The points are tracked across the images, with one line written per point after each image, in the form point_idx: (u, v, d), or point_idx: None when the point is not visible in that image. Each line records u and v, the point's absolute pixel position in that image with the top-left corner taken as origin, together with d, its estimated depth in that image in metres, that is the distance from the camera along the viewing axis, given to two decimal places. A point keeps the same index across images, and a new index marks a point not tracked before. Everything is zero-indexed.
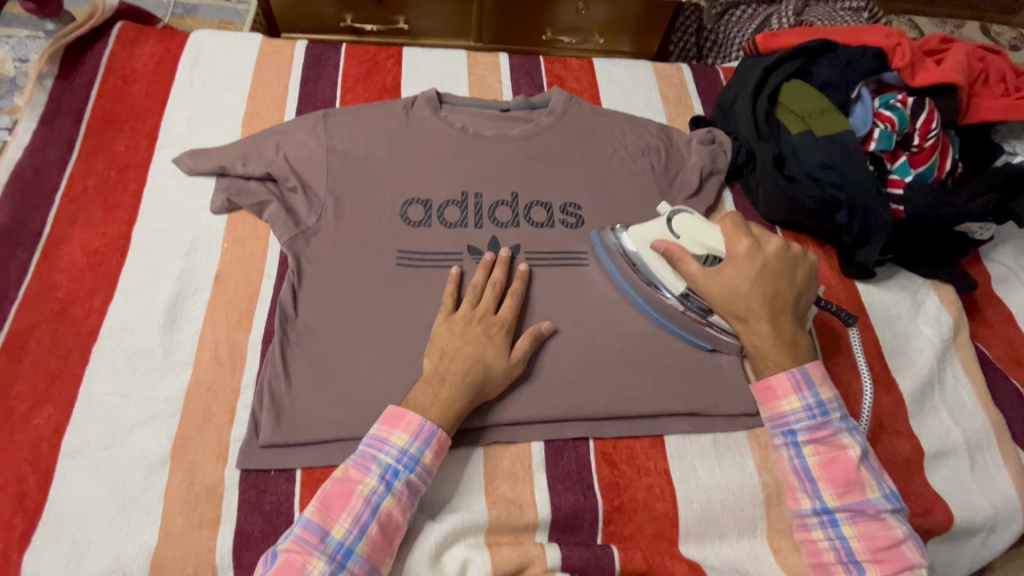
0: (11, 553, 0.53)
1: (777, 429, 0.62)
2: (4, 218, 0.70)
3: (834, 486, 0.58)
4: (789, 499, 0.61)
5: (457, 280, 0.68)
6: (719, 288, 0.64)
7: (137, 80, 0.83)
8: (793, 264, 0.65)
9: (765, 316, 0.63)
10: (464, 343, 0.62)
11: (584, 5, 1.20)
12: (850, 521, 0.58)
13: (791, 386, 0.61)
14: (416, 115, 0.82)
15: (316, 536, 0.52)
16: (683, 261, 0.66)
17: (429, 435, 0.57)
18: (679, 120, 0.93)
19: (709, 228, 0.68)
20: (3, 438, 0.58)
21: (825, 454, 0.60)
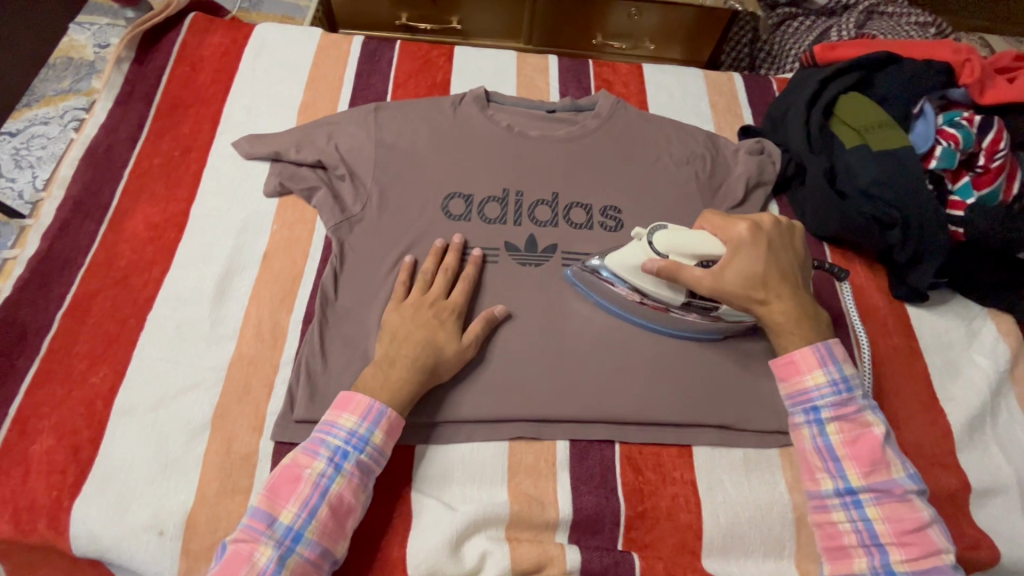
0: (64, 500, 0.57)
1: (798, 407, 0.61)
2: (78, 189, 0.76)
3: (860, 465, 0.57)
4: (809, 480, 0.59)
5: (410, 270, 0.69)
6: (735, 274, 0.62)
7: (204, 67, 0.88)
8: (791, 237, 0.66)
9: (784, 293, 0.62)
10: (414, 327, 0.63)
11: (637, 11, 1.18)
12: (874, 502, 0.56)
13: (816, 360, 0.60)
14: (463, 112, 0.83)
15: (264, 522, 0.52)
16: (682, 270, 0.63)
17: (378, 415, 0.58)
18: (728, 129, 0.92)
19: (686, 234, 0.64)
20: (62, 392, 0.62)
21: (850, 432, 0.58)
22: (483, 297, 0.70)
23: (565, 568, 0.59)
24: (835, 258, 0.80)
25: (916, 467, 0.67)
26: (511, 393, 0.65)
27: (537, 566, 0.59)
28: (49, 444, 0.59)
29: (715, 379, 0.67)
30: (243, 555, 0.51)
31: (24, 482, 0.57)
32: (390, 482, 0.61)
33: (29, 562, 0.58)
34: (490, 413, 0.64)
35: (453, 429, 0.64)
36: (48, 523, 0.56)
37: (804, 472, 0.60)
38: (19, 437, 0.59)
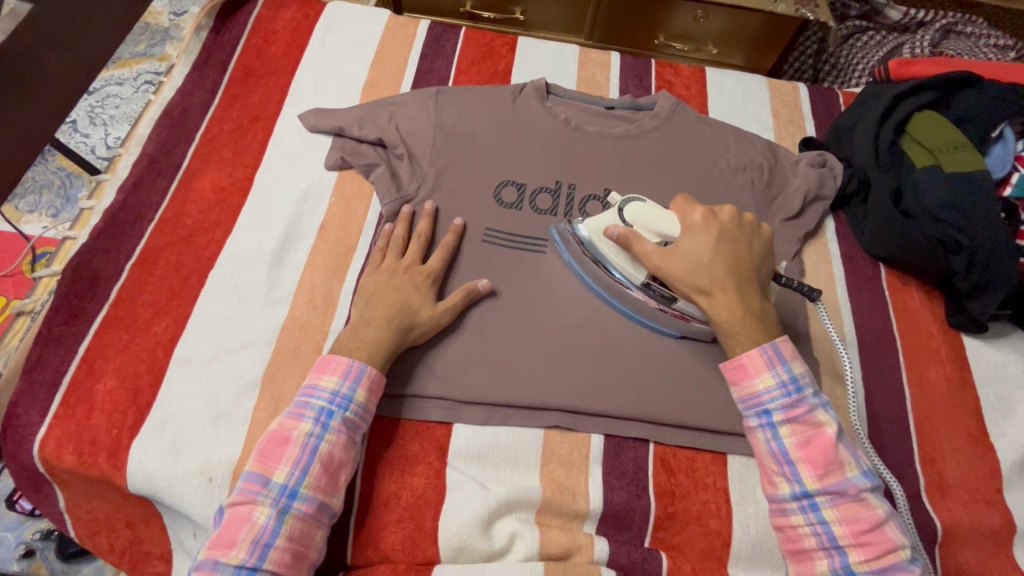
0: (124, 438, 0.60)
1: (751, 412, 0.58)
2: (153, 147, 0.79)
3: (814, 468, 0.55)
4: (767, 484, 0.58)
5: (385, 237, 0.72)
6: (682, 259, 0.62)
7: (277, 40, 0.91)
8: (750, 233, 0.65)
9: (730, 287, 0.61)
10: (388, 289, 0.66)
11: (703, 14, 1.17)
12: (831, 504, 0.54)
13: (764, 363, 0.58)
14: (523, 102, 0.84)
15: (259, 483, 0.54)
16: (637, 242, 0.64)
17: (359, 373, 0.60)
18: (789, 140, 0.90)
19: (662, 213, 0.66)
20: (127, 338, 0.65)
21: (802, 434, 0.56)
22: (530, 286, 0.71)
23: (592, 559, 0.59)
24: (890, 281, 0.79)
25: (959, 501, 0.65)
26: (551, 382, 0.65)
27: (565, 554, 0.59)
28: (113, 385, 0.62)
29: None
30: (242, 517, 0.53)
31: (87, 417, 0.61)
32: (426, 456, 0.63)
33: (85, 493, 0.62)
34: (529, 400, 0.64)
35: (489, 412, 0.65)
36: (108, 459, 0.59)
37: (763, 476, 0.59)
38: (85, 375, 0.63)
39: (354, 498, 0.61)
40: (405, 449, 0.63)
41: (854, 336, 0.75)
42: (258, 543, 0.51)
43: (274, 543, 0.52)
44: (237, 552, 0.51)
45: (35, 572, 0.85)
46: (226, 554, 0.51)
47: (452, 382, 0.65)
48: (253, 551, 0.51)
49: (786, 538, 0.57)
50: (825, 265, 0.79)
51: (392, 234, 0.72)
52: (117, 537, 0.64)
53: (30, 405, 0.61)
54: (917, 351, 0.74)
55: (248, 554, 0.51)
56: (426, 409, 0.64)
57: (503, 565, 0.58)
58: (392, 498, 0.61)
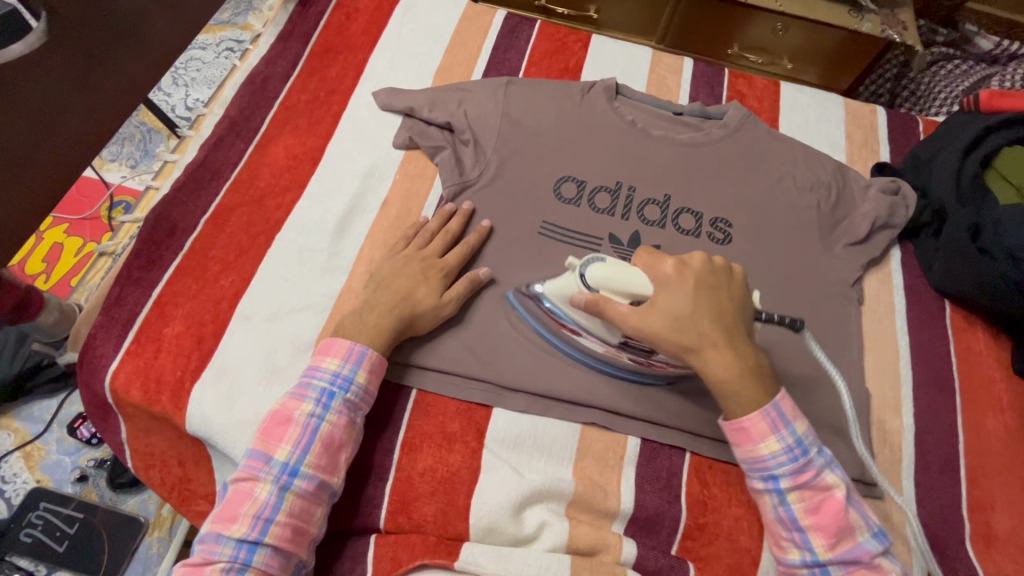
0: (187, 380, 0.64)
1: (757, 475, 0.56)
2: (235, 110, 0.83)
3: (826, 536, 0.54)
4: (777, 548, 0.57)
5: (416, 227, 0.73)
6: (662, 319, 0.57)
7: (358, 18, 0.93)
8: (725, 276, 0.60)
9: (720, 341, 0.56)
10: (398, 277, 0.67)
11: (783, 27, 1.14)
12: (843, 571, 0.53)
13: (768, 427, 0.55)
14: (591, 100, 0.84)
15: (261, 460, 0.56)
16: (608, 306, 0.59)
17: (359, 356, 0.61)
18: (860, 164, 0.88)
19: (626, 271, 0.59)
20: (196, 287, 0.69)
21: (811, 500, 0.55)
22: None
23: (619, 560, 0.59)
24: (955, 319, 0.76)
25: (1007, 554, 0.63)
26: (593, 379, 0.66)
27: (593, 550, 0.60)
28: (180, 329, 0.66)
29: None
30: (245, 492, 0.55)
31: (155, 357, 0.65)
32: (464, 436, 0.64)
33: (145, 427, 0.66)
34: (571, 394, 0.65)
35: (528, 401, 0.66)
36: (171, 398, 0.63)
37: (771, 538, 0.57)
38: (156, 318, 0.67)
39: (391, 466, 0.62)
40: (444, 427, 0.64)
41: (909, 371, 0.73)
42: (260, 518, 0.54)
43: (274, 519, 0.54)
44: (239, 526, 0.53)
45: (86, 496, 0.91)
46: (227, 528, 0.54)
47: (497, 367, 0.66)
48: (254, 526, 0.53)
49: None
50: (886, 295, 0.77)
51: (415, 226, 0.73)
52: (169, 473, 0.68)
53: (106, 339, 0.65)
54: (976, 395, 0.71)
55: (250, 528, 0.53)
56: (468, 390, 0.66)
57: (529, 552, 0.59)
58: (427, 472, 0.62)
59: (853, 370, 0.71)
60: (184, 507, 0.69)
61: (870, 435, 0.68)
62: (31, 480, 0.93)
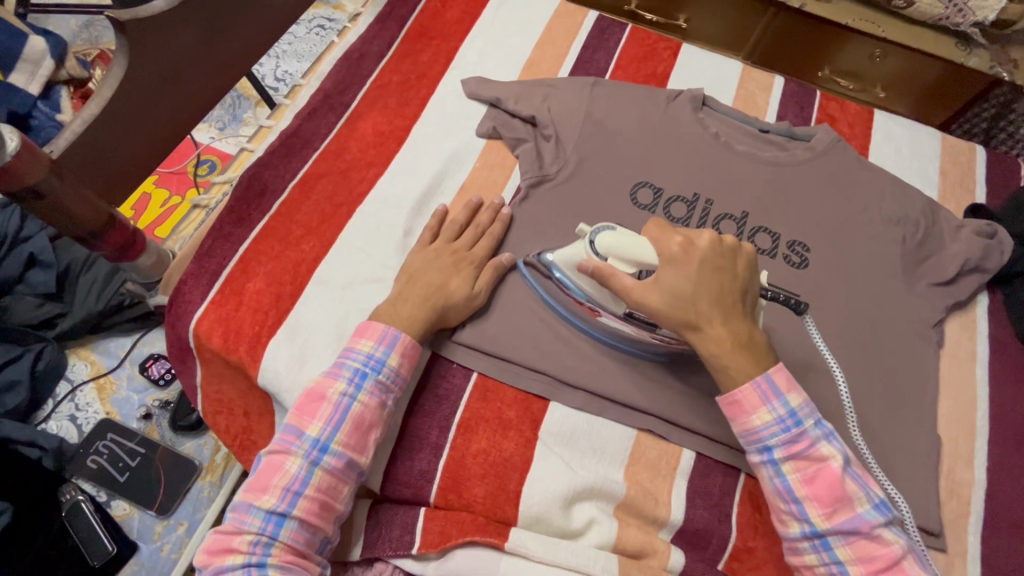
0: (263, 336, 0.67)
1: (752, 447, 0.57)
2: (330, 84, 0.86)
3: (822, 506, 0.53)
4: (778, 522, 0.56)
5: (440, 217, 0.74)
6: (662, 294, 0.57)
7: (453, 7, 0.95)
8: (732, 258, 0.59)
9: (716, 317, 0.56)
10: (430, 270, 0.67)
11: (881, 53, 1.10)
12: (843, 542, 0.53)
13: (759, 398, 0.56)
14: (676, 108, 0.83)
15: (294, 434, 0.58)
16: (614, 277, 0.58)
17: (392, 340, 0.62)
18: (952, 203, 0.84)
19: (635, 241, 0.59)
20: (278, 248, 0.72)
21: (806, 471, 0.55)
22: None
23: (665, 567, 0.59)
24: None
25: None
26: (655, 387, 0.66)
27: (638, 555, 0.60)
28: (261, 286, 0.69)
29: None
30: (277, 463, 0.57)
31: (236, 309, 0.68)
32: (520, 424, 0.64)
33: (219, 374, 0.69)
34: (630, 398, 0.65)
35: (587, 399, 0.66)
36: (247, 351, 0.66)
37: (774, 512, 0.57)
38: (240, 273, 0.70)
39: (446, 445, 0.63)
40: (500, 414, 0.65)
41: (985, 424, 0.69)
42: (289, 490, 0.55)
43: (302, 492, 0.55)
44: (268, 497, 0.55)
45: (148, 433, 0.98)
46: (258, 498, 0.56)
47: (558, 361, 0.66)
48: (283, 498, 0.55)
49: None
50: (968, 341, 0.74)
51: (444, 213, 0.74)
52: (234, 421, 0.71)
53: (194, 287, 0.69)
54: None
55: (279, 500, 0.55)
56: (528, 381, 0.66)
57: (576, 545, 0.59)
58: (480, 454, 0.63)
59: (926, 415, 0.68)
60: (244, 456, 0.72)
61: (938, 484, 0.65)
62: (102, 411, 1.00)
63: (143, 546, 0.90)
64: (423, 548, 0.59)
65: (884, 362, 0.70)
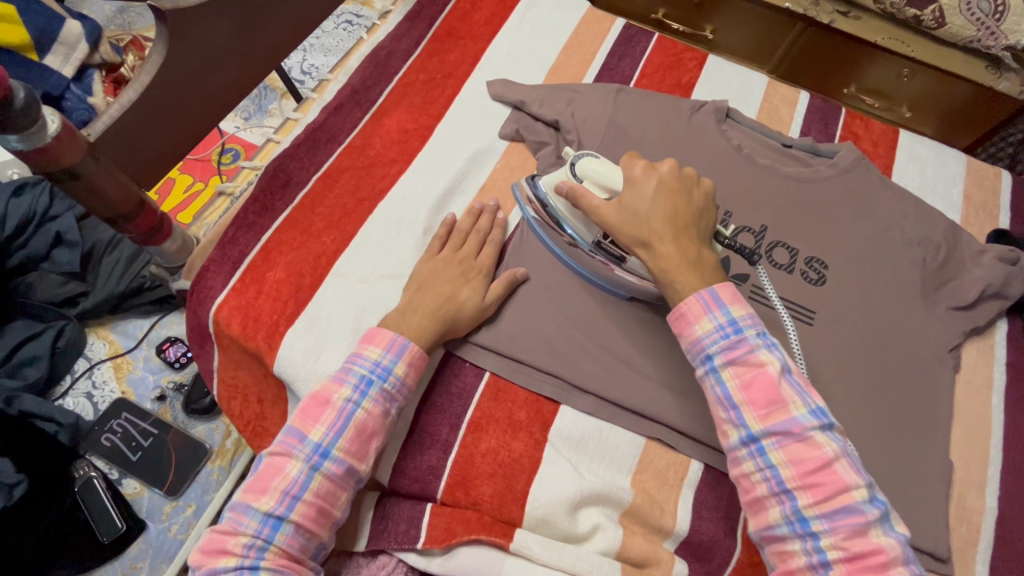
0: (281, 325, 0.68)
1: (695, 359, 0.57)
2: (357, 80, 0.87)
3: (757, 409, 0.52)
4: (720, 434, 0.55)
5: (447, 226, 0.73)
6: (621, 211, 0.62)
7: (481, 8, 0.96)
8: (690, 187, 0.63)
9: (666, 235, 0.59)
10: (439, 280, 0.68)
11: (909, 74, 1.09)
12: (776, 445, 0.51)
13: (700, 308, 0.56)
14: (700, 119, 0.83)
15: (296, 438, 0.57)
16: (585, 196, 0.64)
17: (401, 348, 0.61)
18: (975, 228, 0.83)
19: (611, 167, 0.65)
20: (300, 240, 0.73)
21: (744, 376, 0.54)
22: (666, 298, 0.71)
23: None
24: None
25: None
26: (666, 396, 0.66)
27: (642, 563, 0.60)
28: (281, 276, 0.70)
29: (873, 475, 0.65)
30: (277, 465, 0.56)
31: (256, 297, 0.69)
32: (530, 426, 0.65)
33: (236, 360, 0.71)
34: (641, 407, 0.65)
35: (598, 405, 0.66)
36: (266, 338, 0.67)
37: (717, 425, 0.56)
38: (261, 262, 0.71)
39: (455, 442, 0.64)
40: (510, 415, 0.65)
41: (999, 452, 0.69)
42: (287, 494, 0.55)
43: (301, 497, 0.55)
44: (267, 500, 0.55)
45: (162, 414, 0.99)
46: (256, 500, 0.55)
47: (570, 364, 0.67)
48: (282, 501, 0.55)
49: (742, 489, 0.54)
50: (986, 368, 0.73)
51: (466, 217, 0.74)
52: (247, 407, 0.72)
53: (216, 273, 0.70)
54: None
55: (277, 503, 0.55)
56: (540, 383, 0.67)
57: (580, 550, 0.60)
58: (488, 453, 0.63)
59: (939, 439, 0.68)
60: (255, 443, 0.73)
61: (948, 510, 0.64)
62: (117, 390, 1.02)
63: (151, 526, 0.92)
64: (429, 543, 0.60)
65: (898, 384, 0.70)
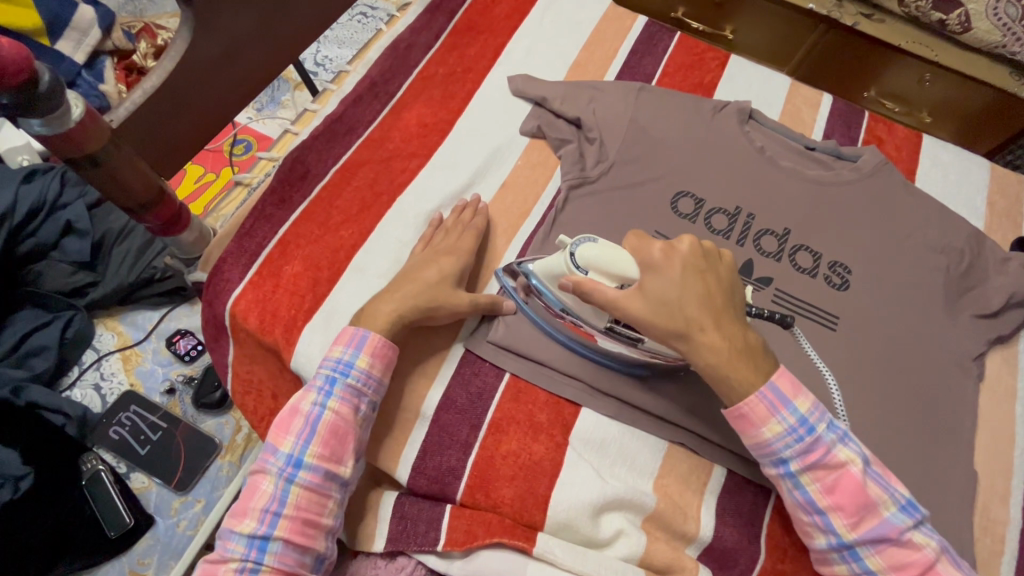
0: (299, 320, 0.66)
1: (768, 462, 0.57)
2: (377, 72, 0.85)
3: (846, 517, 0.54)
4: (803, 533, 0.57)
5: (434, 225, 0.73)
6: (648, 302, 0.55)
7: (502, 2, 0.95)
8: (712, 264, 0.58)
9: (707, 325, 0.55)
10: (422, 265, 0.67)
11: (931, 78, 1.08)
12: (872, 551, 0.54)
13: (769, 411, 0.55)
14: (723, 119, 0.82)
15: (270, 452, 0.58)
16: (596, 290, 0.55)
17: (360, 341, 0.60)
18: (998, 234, 0.83)
19: (618, 253, 0.55)
20: (318, 233, 0.71)
21: (825, 480, 0.55)
22: None
23: None
24: None
25: None
26: (690, 399, 0.64)
27: (665, 569, 0.59)
28: (298, 270, 0.69)
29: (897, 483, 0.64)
30: (256, 485, 0.57)
31: (273, 291, 0.68)
32: (551, 428, 0.64)
33: (252, 354, 0.69)
34: (664, 410, 0.64)
35: (620, 407, 0.65)
36: (283, 333, 0.66)
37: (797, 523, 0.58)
38: (278, 255, 0.70)
39: (475, 443, 0.63)
40: (531, 416, 0.64)
41: (1023, 461, 0.68)
42: (268, 511, 0.55)
43: (281, 512, 0.55)
44: (249, 522, 0.55)
45: (171, 408, 0.98)
46: (239, 523, 0.55)
47: (592, 365, 0.66)
48: (263, 520, 0.54)
49: None
50: (1009, 377, 0.73)
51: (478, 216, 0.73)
52: (262, 403, 0.71)
53: (233, 267, 0.69)
54: None
55: (259, 523, 0.54)
56: (561, 384, 0.65)
57: (602, 555, 0.59)
58: (509, 455, 0.62)
59: (963, 449, 0.67)
60: None
61: (973, 521, 0.64)
62: (126, 382, 1.01)
63: (159, 520, 0.91)
64: (449, 544, 0.60)
65: (922, 392, 0.69)
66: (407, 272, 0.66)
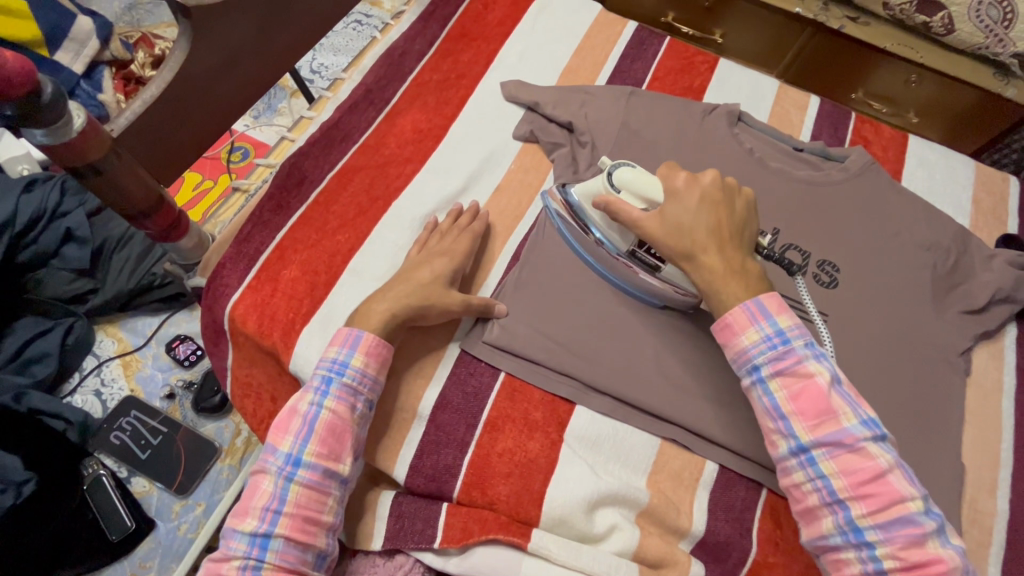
0: (297, 323, 0.68)
1: (742, 369, 0.58)
2: (372, 79, 0.87)
3: (806, 420, 0.54)
4: (768, 444, 0.57)
5: (429, 229, 0.74)
6: (663, 223, 0.60)
7: (495, 9, 0.96)
8: (730, 197, 0.62)
9: (711, 246, 0.59)
10: (420, 267, 0.68)
11: (917, 79, 1.10)
12: (828, 457, 0.53)
13: (746, 318, 0.57)
14: (712, 121, 0.84)
15: (270, 452, 0.59)
16: (623, 209, 0.62)
17: (355, 340, 0.61)
18: (983, 232, 0.84)
19: (649, 177, 0.63)
20: (316, 237, 0.73)
21: (793, 386, 0.55)
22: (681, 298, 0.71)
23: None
24: None
25: None
26: (682, 397, 0.66)
27: (658, 563, 0.60)
28: (296, 274, 0.70)
29: None
30: (256, 485, 0.58)
31: (271, 295, 0.69)
32: (546, 426, 0.65)
33: (251, 358, 0.71)
34: (656, 408, 0.65)
35: (613, 405, 0.66)
36: (281, 337, 0.67)
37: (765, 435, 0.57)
38: (276, 260, 0.71)
39: (471, 442, 0.64)
40: (526, 414, 0.65)
41: (1009, 454, 0.69)
42: (268, 510, 0.56)
43: (282, 510, 0.55)
44: (250, 521, 0.55)
45: (171, 413, 0.99)
46: (241, 523, 0.56)
47: (586, 364, 0.67)
48: (264, 519, 0.55)
49: (793, 498, 0.55)
50: (996, 371, 0.74)
51: (474, 219, 0.74)
52: (261, 406, 0.72)
53: (231, 272, 0.70)
54: None
55: (260, 521, 0.55)
56: (555, 383, 0.67)
57: (597, 551, 0.60)
58: (504, 453, 0.63)
59: (951, 442, 0.68)
60: None
61: (961, 512, 0.65)
62: (126, 388, 1.01)
63: (160, 524, 0.92)
64: (446, 541, 0.61)
65: (909, 386, 0.70)
66: (405, 274, 0.67)
